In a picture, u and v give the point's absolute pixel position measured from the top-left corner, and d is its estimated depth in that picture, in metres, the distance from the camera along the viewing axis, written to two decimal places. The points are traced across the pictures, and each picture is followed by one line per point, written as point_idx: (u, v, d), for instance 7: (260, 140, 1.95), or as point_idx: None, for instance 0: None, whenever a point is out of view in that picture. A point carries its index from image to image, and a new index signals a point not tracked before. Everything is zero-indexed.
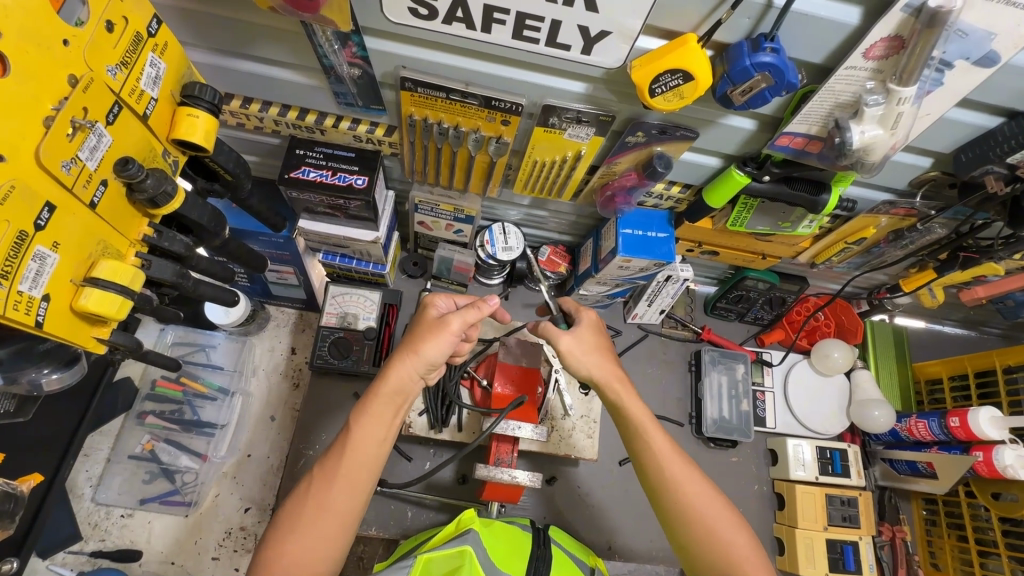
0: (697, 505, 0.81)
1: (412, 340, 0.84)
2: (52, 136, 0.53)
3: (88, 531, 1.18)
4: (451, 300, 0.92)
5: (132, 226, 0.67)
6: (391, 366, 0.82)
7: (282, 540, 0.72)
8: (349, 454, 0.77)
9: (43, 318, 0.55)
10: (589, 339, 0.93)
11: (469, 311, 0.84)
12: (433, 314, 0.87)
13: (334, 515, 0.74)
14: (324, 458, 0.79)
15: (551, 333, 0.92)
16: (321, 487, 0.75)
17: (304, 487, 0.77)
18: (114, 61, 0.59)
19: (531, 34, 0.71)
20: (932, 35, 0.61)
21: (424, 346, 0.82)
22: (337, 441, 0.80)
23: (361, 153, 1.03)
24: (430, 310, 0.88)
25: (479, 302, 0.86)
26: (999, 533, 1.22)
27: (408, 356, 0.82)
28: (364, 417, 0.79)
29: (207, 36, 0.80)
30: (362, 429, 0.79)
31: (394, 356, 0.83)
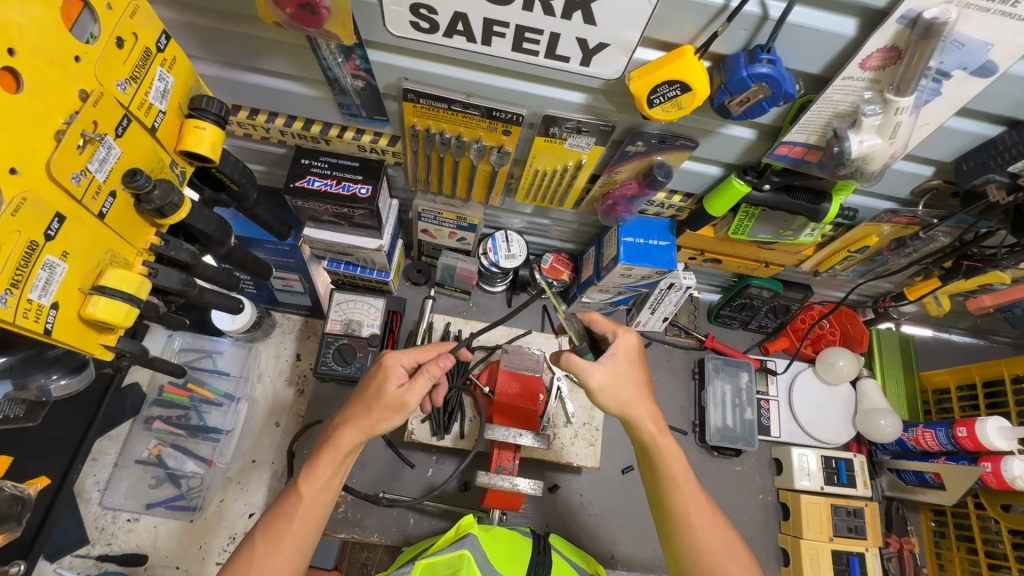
0: (719, 543, 0.83)
1: (366, 411, 0.86)
2: (63, 149, 0.54)
3: (94, 535, 1.19)
4: (412, 358, 0.90)
5: (139, 235, 0.69)
6: (342, 430, 0.86)
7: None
8: (297, 518, 0.81)
9: (52, 326, 0.56)
10: (622, 375, 0.88)
11: (423, 383, 0.86)
12: (393, 391, 0.86)
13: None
14: (268, 519, 0.82)
15: (581, 367, 0.86)
16: (269, 549, 0.78)
17: (249, 548, 0.79)
18: (124, 76, 0.61)
19: (531, 47, 0.73)
20: (928, 47, 0.62)
21: (380, 423, 0.85)
22: (286, 503, 0.82)
23: (365, 162, 1.04)
24: (385, 380, 0.87)
25: (429, 367, 0.87)
26: (1009, 546, 1.20)
27: (361, 426, 0.85)
28: (310, 485, 0.82)
29: (215, 49, 0.82)
30: (312, 493, 0.82)
31: (345, 424, 0.86)
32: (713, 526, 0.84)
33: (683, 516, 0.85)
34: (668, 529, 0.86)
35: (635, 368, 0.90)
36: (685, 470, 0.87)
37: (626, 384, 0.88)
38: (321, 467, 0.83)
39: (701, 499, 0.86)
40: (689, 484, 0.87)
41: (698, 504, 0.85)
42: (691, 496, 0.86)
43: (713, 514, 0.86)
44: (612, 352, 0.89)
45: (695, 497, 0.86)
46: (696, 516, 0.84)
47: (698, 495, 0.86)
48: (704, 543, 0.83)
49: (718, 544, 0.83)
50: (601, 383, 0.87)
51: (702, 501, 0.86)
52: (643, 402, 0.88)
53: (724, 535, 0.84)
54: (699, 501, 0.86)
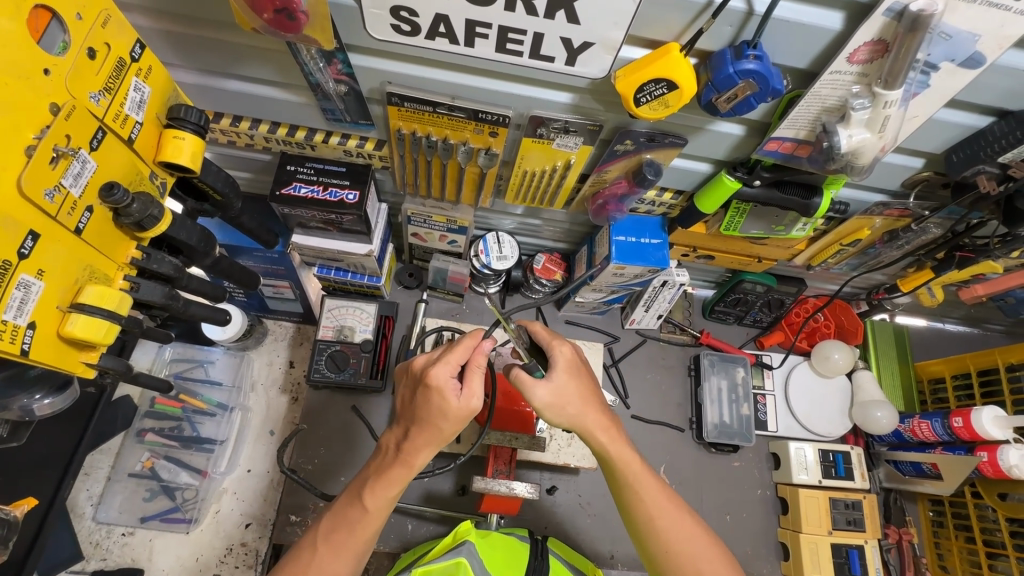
0: (690, 539, 0.83)
1: (435, 428, 0.80)
2: (34, 165, 0.53)
3: (89, 551, 1.18)
4: (454, 361, 0.80)
5: (120, 249, 0.67)
6: (413, 449, 0.82)
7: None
8: (358, 530, 0.81)
9: (29, 346, 0.55)
10: (569, 387, 0.85)
11: (481, 383, 0.80)
12: (459, 406, 0.78)
13: None
14: (329, 526, 0.82)
15: (525, 384, 0.83)
16: (329, 559, 0.80)
17: (308, 553, 0.80)
18: (97, 88, 0.60)
19: (515, 47, 0.71)
20: (915, 39, 0.61)
21: (451, 435, 0.81)
22: (347, 513, 0.82)
23: (351, 167, 1.03)
24: (446, 397, 0.78)
25: (475, 360, 0.81)
26: (1007, 534, 1.20)
27: (434, 444, 0.81)
28: (373, 499, 0.82)
29: (193, 57, 0.80)
30: (377, 507, 0.82)
31: (412, 438, 0.82)
32: (682, 524, 0.84)
33: (653, 519, 0.84)
34: (642, 537, 0.85)
35: (579, 378, 0.87)
36: (639, 465, 0.87)
37: (573, 392, 0.85)
38: (389, 484, 0.81)
39: (663, 498, 0.85)
40: (646, 479, 0.86)
41: (663, 505, 0.85)
42: (655, 494, 0.85)
43: (675, 505, 0.86)
44: (551, 373, 0.85)
45: (658, 493, 0.86)
46: (663, 515, 0.84)
47: (661, 495, 0.86)
48: (679, 541, 0.82)
49: (691, 540, 0.83)
50: (549, 401, 0.84)
51: (663, 492, 0.86)
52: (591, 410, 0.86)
53: (692, 532, 0.84)
54: (662, 500, 0.85)
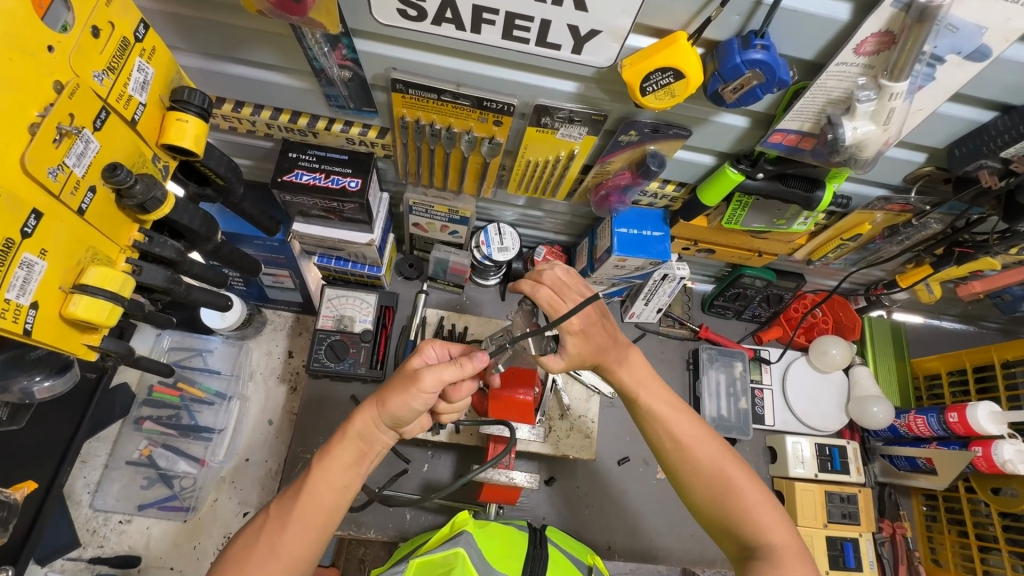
0: (716, 464, 0.84)
1: (384, 390, 0.81)
2: (39, 143, 0.53)
3: (86, 538, 1.17)
4: (442, 348, 0.86)
5: (122, 232, 0.67)
6: (358, 412, 0.82)
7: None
8: (304, 497, 0.77)
9: (32, 326, 0.55)
10: (584, 348, 0.87)
11: (446, 369, 0.77)
12: (415, 365, 0.81)
13: (282, 564, 0.73)
14: (281, 498, 0.80)
15: (542, 363, 0.89)
16: (275, 530, 0.75)
17: (260, 524, 0.77)
18: (100, 67, 0.59)
19: (521, 34, 0.71)
20: (922, 30, 0.61)
21: (391, 400, 0.79)
22: (296, 483, 0.80)
23: (354, 155, 1.03)
24: (414, 361, 0.83)
25: (461, 360, 0.79)
26: (999, 528, 1.22)
27: (376, 403, 0.81)
28: (321, 465, 0.79)
29: (196, 40, 0.79)
30: (321, 473, 0.78)
31: (363, 404, 0.82)
32: (707, 448, 0.85)
33: (677, 449, 0.86)
34: (669, 463, 0.88)
35: (594, 338, 0.87)
36: (658, 394, 0.89)
37: (591, 343, 0.87)
38: (338, 448, 0.80)
39: (688, 425, 0.87)
40: (667, 408, 0.88)
41: (689, 433, 0.86)
42: (676, 423, 0.87)
43: (699, 429, 0.87)
44: (563, 346, 0.86)
45: (680, 422, 0.87)
46: (689, 444, 0.86)
47: (688, 424, 0.87)
48: (705, 466, 0.85)
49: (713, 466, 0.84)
50: (565, 367, 0.89)
51: (687, 421, 0.87)
52: (601, 349, 0.89)
53: (716, 457, 0.85)
54: (685, 426, 0.87)
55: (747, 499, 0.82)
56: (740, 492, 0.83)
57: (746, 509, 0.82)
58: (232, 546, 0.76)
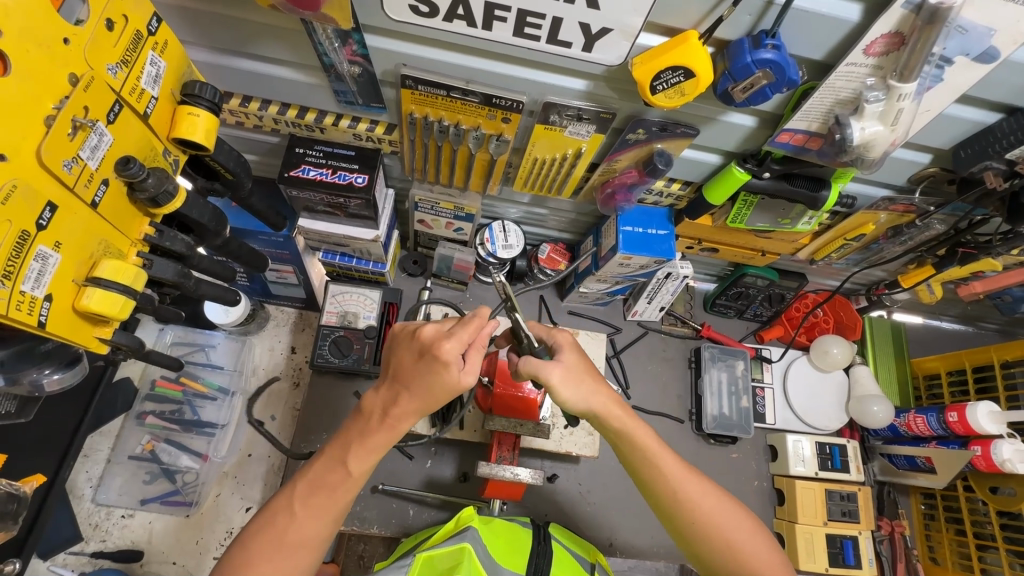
0: (728, 518, 0.81)
1: (429, 398, 0.78)
2: (54, 136, 0.53)
3: (88, 532, 1.17)
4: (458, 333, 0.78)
5: (134, 225, 0.67)
6: (399, 412, 0.79)
7: (245, 563, 0.72)
8: (338, 490, 0.77)
9: (46, 318, 0.55)
10: (579, 367, 0.87)
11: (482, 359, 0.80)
12: (458, 374, 0.77)
13: (308, 552, 0.75)
14: (300, 482, 0.79)
15: (539, 366, 0.84)
16: (300, 519, 0.76)
17: (279, 509, 0.77)
18: (114, 60, 0.59)
19: (532, 31, 0.71)
20: (933, 32, 0.62)
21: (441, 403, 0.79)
22: (321, 471, 0.78)
23: (360, 151, 1.03)
24: (446, 368, 0.76)
25: (478, 339, 0.80)
26: (997, 527, 1.23)
27: (422, 406, 0.79)
28: (356, 458, 0.79)
29: (206, 34, 0.79)
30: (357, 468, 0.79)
31: (404, 406, 0.79)
32: (708, 494, 0.83)
33: (689, 506, 0.82)
34: (677, 524, 0.82)
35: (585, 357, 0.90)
36: (662, 450, 0.86)
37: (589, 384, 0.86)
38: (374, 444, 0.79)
39: (683, 469, 0.84)
40: (673, 464, 0.84)
41: (687, 478, 0.84)
42: (682, 474, 0.84)
43: (706, 485, 0.84)
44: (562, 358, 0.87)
45: (684, 475, 0.84)
46: (700, 499, 0.82)
47: (682, 468, 0.85)
48: (718, 521, 0.81)
49: (719, 513, 0.81)
50: (562, 380, 0.84)
51: (688, 470, 0.84)
52: (602, 393, 0.87)
53: (719, 503, 0.82)
54: (681, 470, 0.84)
55: (761, 552, 0.79)
56: (754, 548, 0.79)
57: (761, 563, 0.78)
58: (251, 534, 0.75)
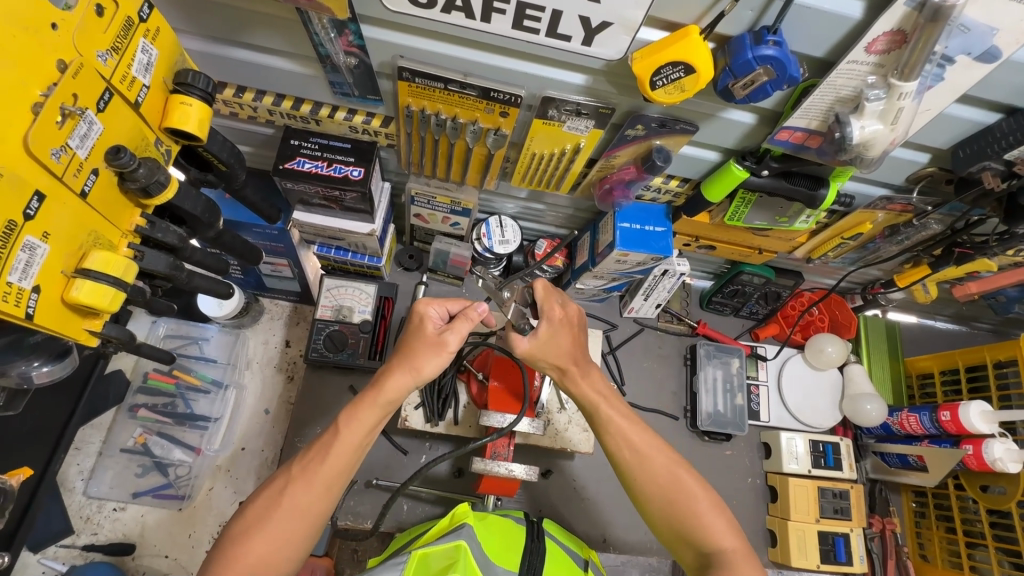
0: (669, 470, 0.83)
1: (407, 354, 0.84)
2: (41, 123, 0.52)
3: (80, 525, 1.16)
4: (443, 308, 0.89)
5: (124, 216, 0.66)
6: (388, 375, 0.82)
7: (244, 536, 0.71)
8: (331, 456, 0.77)
9: (33, 310, 0.54)
10: (551, 343, 0.89)
11: (462, 325, 0.86)
12: (431, 330, 0.86)
13: (303, 521, 0.74)
14: (303, 455, 0.79)
15: (512, 339, 0.88)
16: (298, 490, 0.75)
17: (280, 481, 0.77)
18: (104, 47, 0.58)
19: (531, 24, 0.70)
20: (935, 29, 0.61)
21: (424, 365, 0.83)
22: (321, 440, 0.79)
23: (356, 144, 1.01)
24: (424, 324, 0.87)
25: (467, 313, 0.87)
26: (987, 525, 1.24)
27: (407, 370, 0.82)
28: (348, 426, 0.79)
29: (200, 22, 0.78)
30: (349, 432, 0.78)
31: (391, 370, 0.83)
32: (655, 446, 0.85)
33: (637, 458, 0.84)
34: (626, 477, 0.85)
35: (565, 335, 0.90)
36: (612, 401, 0.89)
37: (558, 342, 0.89)
38: (363, 408, 0.80)
39: (633, 423, 0.87)
40: (621, 416, 0.87)
41: (638, 431, 0.86)
42: (633, 430, 0.86)
43: (654, 441, 0.86)
44: (537, 329, 0.89)
45: (635, 430, 0.86)
46: (645, 453, 0.84)
47: (634, 423, 0.87)
48: (658, 475, 0.83)
49: (666, 465, 0.84)
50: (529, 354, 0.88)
51: (640, 428, 0.86)
52: (564, 353, 0.90)
53: (667, 456, 0.84)
54: (631, 420, 0.87)
55: (701, 511, 0.80)
56: (694, 501, 0.81)
57: (698, 517, 0.80)
58: (248, 515, 0.73)
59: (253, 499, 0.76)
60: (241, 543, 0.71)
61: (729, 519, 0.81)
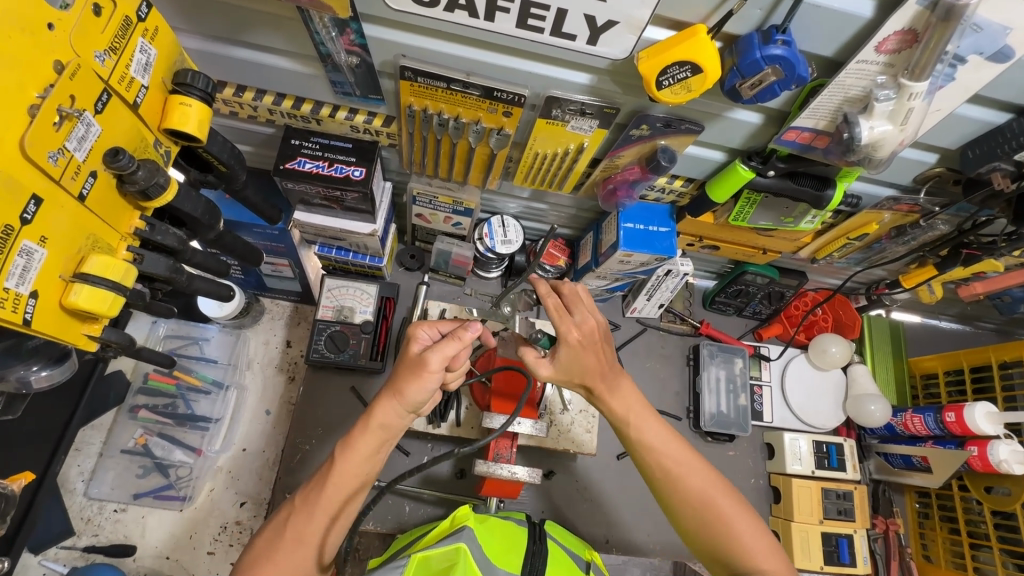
0: (707, 489, 0.84)
1: (395, 378, 0.82)
2: (38, 126, 0.51)
3: (80, 526, 1.16)
4: (434, 329, 0.87)
5: (123, 219, 0.65)
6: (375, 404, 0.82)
7: (254, 566, 0.73)
8: (331, 484, 0.77)
9: (31, 316, 0.53)
10: (572, 364, 0.87)
11: (447, 345, 0.80)
12: (416, 351, 0.83)
13: (308, 550, 0.75)
14: (306, 484, 0.80)
15: (532, 363, 0.89)
16: (302, 519, 0.76)
17: (286, 512, 0.78)
18: (102, 47, 0.57)
19: (536, 23, 0.69)
20: (948, 29, 0.60)
21: (407, 388, 0.80)
22: (321, 469, 0.80)
23: (357, 143, 1.00)
24: (411, 346, 0.84)
25: (457, 333, 0.82)
26: (991, 526, 1.23)
27: (393, 394, 0.81)
28: (345, 454, 0.79)
29: (199, 20, 0.77)
30: (346, 460, 0.79)
31: (379, 398, 0.82)
32: (693, 465, 0.86)
33: (673, 477, 0.85)
34: (662, 494, 0.87)
35: (586, 356, 0.87)
36: (648, 417, 0.89)
37: (588, 359, 0.87)
38: (357, 437, 0.80)
39: (670, 441, 0.87)
40: (656, 433, 0.88)
41: (674, 450, 0.87)
42: (666, 449, 0.87)
43: (691, 459, 0.87)
44: (553, 354, 0.87)
45: (669, 449, 0.87)
46: (679, 472, 0.85)
47: (671, 442, 0.87)
48: (694, 495, 0.84)
49: (703, 483, 0.85)
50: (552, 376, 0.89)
51: (675, 446, 0.87)
52: (591, 368, 0.87)
53: (704, 476, 0.85)
54: (666, 438, 0.88)
55: (738, 529, 0.82)
56: (732, 520, 0.83)
57: (737, 537, 0.82)
58: (257, 548, 0.75)
59: (262, 532, 0.78)
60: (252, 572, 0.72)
61: (768, 538, 0.83)
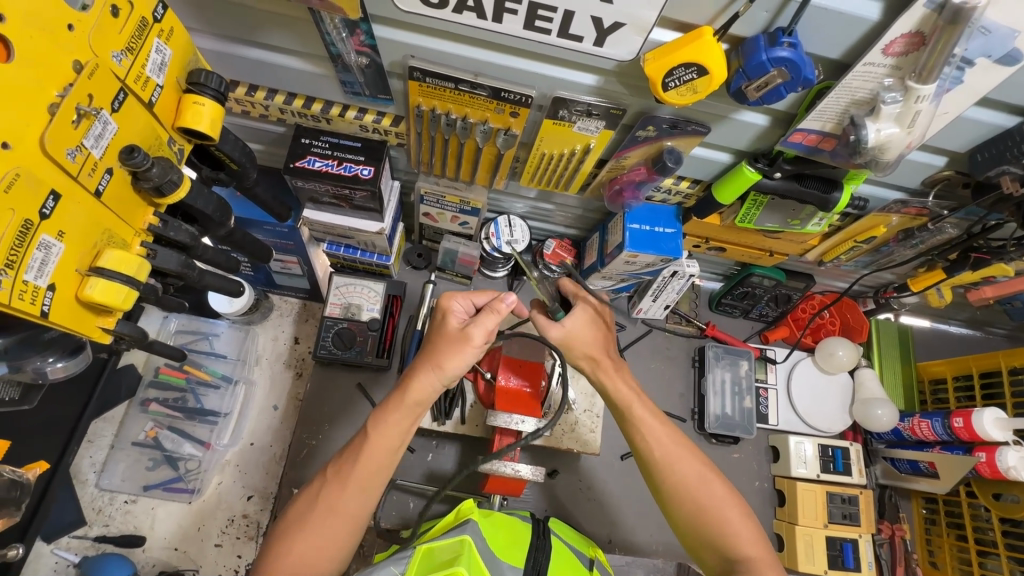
0: (697, 474, 0.85)
1: (435, 351, 0.85)
2: (57, 124, 0.52)
3: (92, 516, 1.18)
4: (467, 301, 0.92)
5: (137, 215, 0.66)
6: (412, 378, 0.84)
7: (287, 535, 0.76)
8: (364, 459, 0.80)
9: (48, 308, 0.55)
10: (582, 332, 0.97)
11: (488, 318, 0.84)
12: (454, 326, 0.86)
13: (340, 521, 0.77)
14: (339, 457, 0.82)
15: (542, 325, 0.97)
16: (335, 490, 0.78)
17: (319, 484, 0.80)
18: (119, 47, 0.58)
19: (543, 25, 0.70)
20: (955, 31, 0.60)
21: (448, 362, 0.83)
22: (354, 442, 0.83)
23: (366, 143, 1.01)
24: (448, 318, 0.88)
25: (494, 305, 0.86)
26: (999, 534, 1.22)
27: (431, 368, 0.83)
28: (379, 427, 0.81)
29: (213, 20, 0.79)
30: (379, 434, 0.81)
31: (417, 369, 0.84)
32: (686, 451, 0.87)
33: (664, 458, 0.87)
34: (652, 476, 0.87)
35: (593, 327, 0.97)
36: (640, 399, 0.92)
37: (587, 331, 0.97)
38: (393, 411, 0.82)
39: (665, 425, 0.89)
40: (648, 414, 0.90)
41: (668, 433, 0.89)
42: (663, 432, 0.89)
43: (684, 445, 0.88)
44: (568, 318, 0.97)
45: (665, 432, 0.89)
46: (671, 454, 0.87)
47: (665, 426, 0.89)
48: (685, 478, 0.85)
49: (695, 469, 0.86)
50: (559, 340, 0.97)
51: (670, 430, 0.89)
52: (596, 343, 0.97)
53: (696, 462, 0.87)
54: (663, 423, 0.90)
55: (726, 515, 0.82)
56: (721, 507, 0.83)
57: (724, 523, 0.81)
58: (291, 518, 0.78)
59: (295, 502, 0.80)
60: (285, 541, 0.75)
61: (757, 529, 0.82)
